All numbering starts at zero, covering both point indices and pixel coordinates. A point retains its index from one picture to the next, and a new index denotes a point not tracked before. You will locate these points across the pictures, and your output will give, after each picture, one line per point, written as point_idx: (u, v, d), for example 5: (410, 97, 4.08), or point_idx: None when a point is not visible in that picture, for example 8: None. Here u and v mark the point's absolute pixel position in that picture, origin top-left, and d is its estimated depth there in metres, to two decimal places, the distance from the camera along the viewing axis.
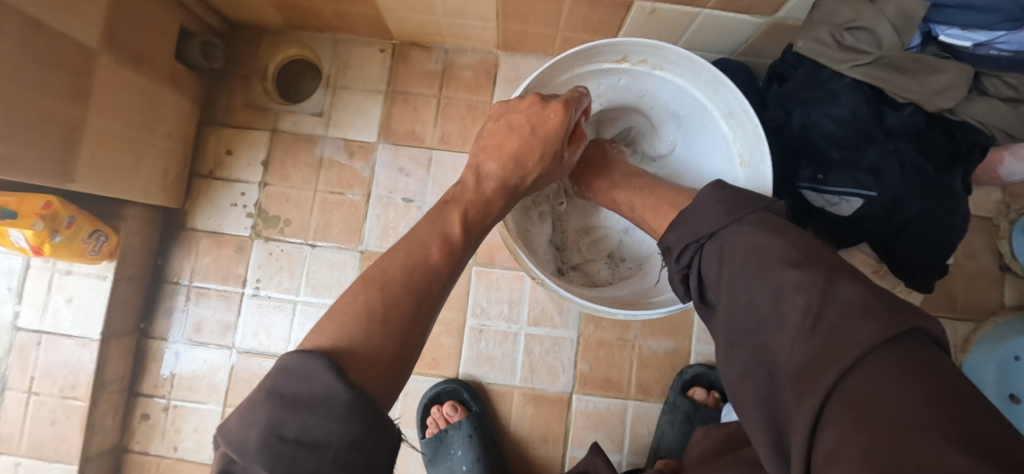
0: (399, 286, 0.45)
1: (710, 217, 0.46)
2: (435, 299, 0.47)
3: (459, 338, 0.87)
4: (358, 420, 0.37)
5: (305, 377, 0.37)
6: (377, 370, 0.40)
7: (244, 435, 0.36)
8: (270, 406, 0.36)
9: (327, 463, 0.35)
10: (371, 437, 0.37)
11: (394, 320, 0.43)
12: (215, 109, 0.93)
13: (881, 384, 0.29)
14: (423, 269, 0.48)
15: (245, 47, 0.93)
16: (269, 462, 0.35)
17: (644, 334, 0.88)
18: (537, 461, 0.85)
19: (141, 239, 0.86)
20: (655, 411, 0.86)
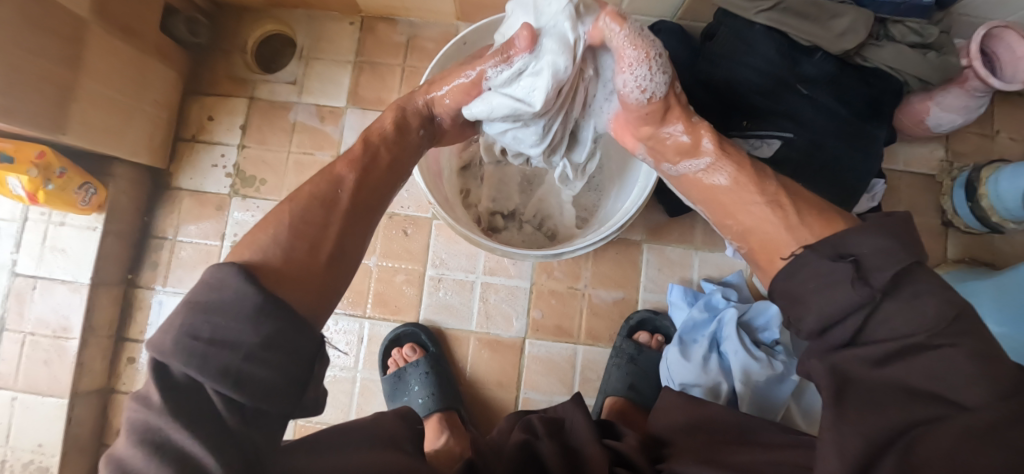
0: (302, 207, 0.47)
1: (865, 239, 0.37)
2: (349, 207, 0.50)
3: (420, 287, 0.93)
4: (273, 318, 0.37)
5: (215, 284, 0.37)
6: (286, 276, 0.41)
7: (160, 341, 0.36)
8: (185, 313, 0.37)
9: (242, 359, 0.35)
10: (285, 332, 0.37)
11: (304, 236, 0.45)
12: (199, 80, 1.01)
13: (976, 445, 0.30)
14: (332, 181, 0.51)
15: (227, 23, 1.02)
16: (184, 360, 0.35)
17: (595, 283, 0.93)
18: (491, 401, 0.90)
19: (129, 196, 0.93)
20: (604, 355, 0.91)
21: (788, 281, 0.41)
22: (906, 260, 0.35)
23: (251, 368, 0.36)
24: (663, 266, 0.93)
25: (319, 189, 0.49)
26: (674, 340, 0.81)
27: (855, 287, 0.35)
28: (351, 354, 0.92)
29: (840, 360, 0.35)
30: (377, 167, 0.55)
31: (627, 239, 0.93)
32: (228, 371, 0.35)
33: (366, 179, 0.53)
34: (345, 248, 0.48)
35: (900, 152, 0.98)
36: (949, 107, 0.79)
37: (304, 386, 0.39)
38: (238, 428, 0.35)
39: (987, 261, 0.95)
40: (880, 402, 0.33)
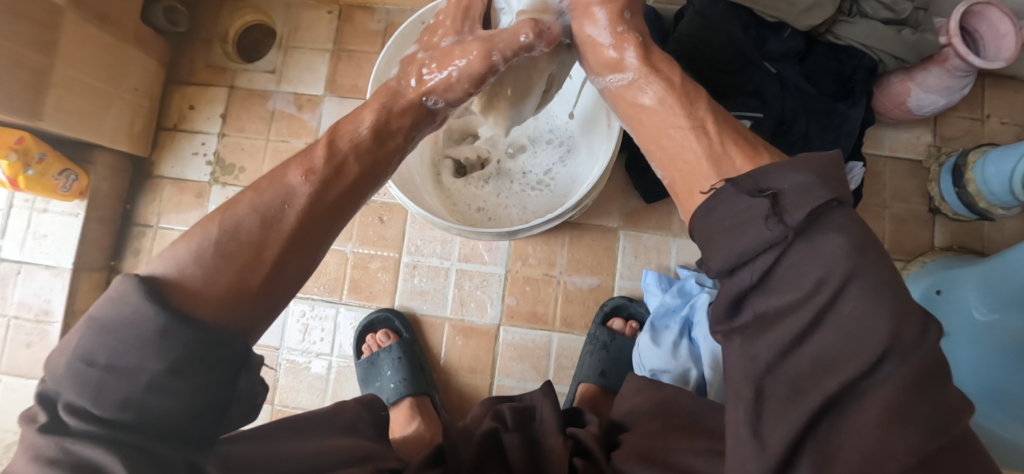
0: (236, 220, 0.39)
1: (790, 187, 0.34)
2: (297, 228, 0.41)
3: (395, 273, 0.93)
4: (177, 342, 0.33)
5: (113, 303, 0.33)
6: (205, 303, 0.35)
7: (54, 362, 0.33)
8: (81, 332, 0.33)
9: (144, 385, 0.32)
10: (192, 358, 0.34)
11: (230, 250, 0.38)
12: (181, 70, 1.03)
13: (869, 409, 0.30)
14: (280, 194, 0.42)
15: (207, 14, 1.04)
16: (80, 389, 0.32)
17: (570, 270, 0.92)
18: (465, 388, 0.90)
19: (111, 184, 0.95)
20: (579, 343, 0.90)
21: (704, 218, 0.38)
22: (825, 198, 0.33)
23: (156, 395, 0.33)
24: (639, 253, 0.92)
25: (266, 199, 0.41)
26: (646, 326, 0.80)
27: (768, 224, 0.33)
28: (326, 340, 0.92)
29: (752, 332, 0.34)
30: (341, 169, 0.46)
31: (602, 226, 0.92)
32: (127, 400, 0.32)
33: (323, 198, 0.43)
34: (286, 271, 0.40)
35: (885, 136, 0.96)
36: (929, 87, 0.77)
37: (228, 400, 0.37)
38: (149, 456, 0.33)
39: (976, 249, 0.92)
40: (798, 373, 0.32)
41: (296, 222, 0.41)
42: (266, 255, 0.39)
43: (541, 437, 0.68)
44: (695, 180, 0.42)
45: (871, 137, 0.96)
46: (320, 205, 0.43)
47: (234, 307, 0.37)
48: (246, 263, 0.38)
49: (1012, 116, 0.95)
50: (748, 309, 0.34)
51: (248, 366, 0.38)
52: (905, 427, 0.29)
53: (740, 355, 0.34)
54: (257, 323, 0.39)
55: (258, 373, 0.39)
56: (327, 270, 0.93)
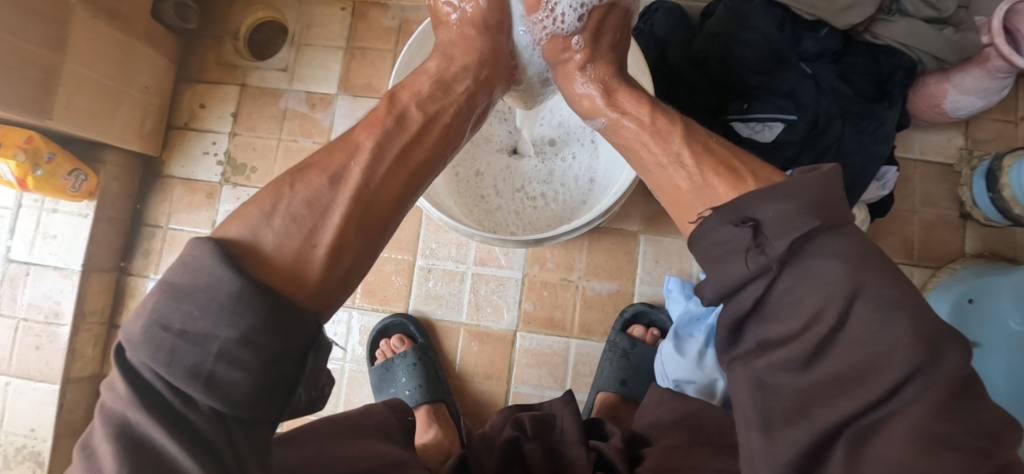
0: (305, 181, 0.39)
1: (785, 212, 0.32)
2: (363, 191, 0.40)
3: (409, 276, 0.91)
4: (250, 311, 0.31)
5: (189, 264, 0.32)
6: (275, 267, 0.34)
7: (131, 327, 0.32)
8: (156, 296, 0.32)
9: (215, 356, 0.31)
10: (265, 326, 0.31)
11: (300, 215, 0.37)
12: (191, 68, 1.01)
13: (888, 447, 0.28)
14: (347, 156, 0.41)
15: (218, 10, 1.02)
16: (153, 354, 0.31)
17: (588, 275, 0.90)
18: (480, 395, 0.88)
19: (121, 183, 0.93)
20: (597, 350, 0.88)
21: (697, 245, 0.37)
22: (809, 227, 0.31)
23: (224, 369, 0.31)
24: (660, 258, 0.89)
25: (336, 160, 0.41)
26: (669, 335, 0.76)
27: (747, 258, 0.32)
28: (340, 344, 0.91)
29: (760, 368, 0.32)
30: (405, 129, 0.45)
31: (622, 229, 0.90)
32: (199, 370, 0.30)
33: (384, 158, 0.43)
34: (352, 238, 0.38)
35: (915, 139, 0.92)
36: (971, 89, 0.74)
37: (292, 384, 0.34)
38: (211, 437, 0.31)
39: (1008, 256, 0.89)
40: (805, 405, 0.30)
41: (360, 181, 0.40)
42: (333, 217, 0.38)
43: (561, 449, 0.66)
44: (684, 203, 0.41)
45: (901, 140, 0.93)
46: (384, 163, 0.42)
47: (298, 280, 0.34)
48: (313, 227, 0.37)
49: None
50: (748, 336, 0.33)
51: (319, 348, 0.35)
52: (943, 451, 0.27)
53: (745, 380, 0.33)
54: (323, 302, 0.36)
55: (325, 358, 0.36)
56: None
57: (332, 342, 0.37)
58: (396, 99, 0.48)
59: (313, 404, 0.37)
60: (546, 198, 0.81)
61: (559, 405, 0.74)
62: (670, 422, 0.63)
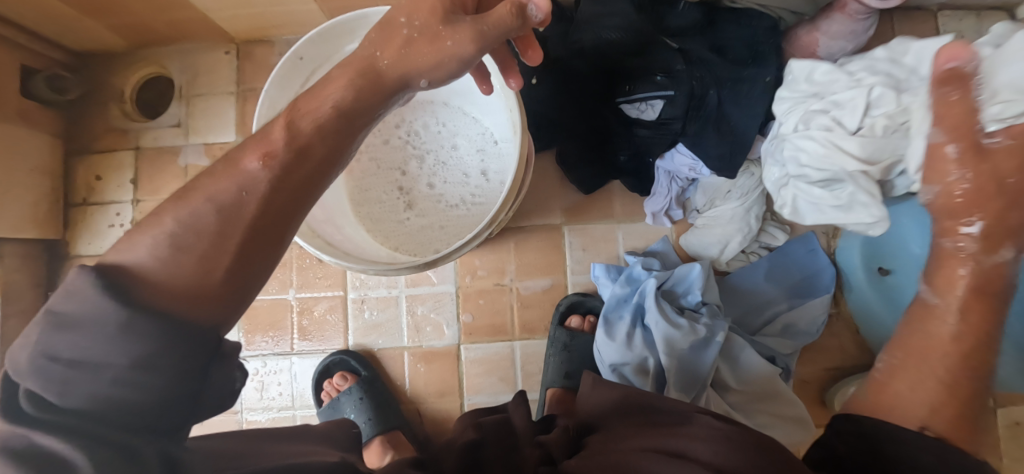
0: (190, 209, 0.33)
1: None
2: (269, 226, 0.34)
3: (343, 312, 0.90)
4: (149, 333, 0.28)
5: (71, 293, 0.28)
6: (169, 290, 0.30)
7: (13, 357, 0.28)
8: (37, 326, 0.28)
9: (110, 384, 0.28)
10: (163, 349, 0.29)
11: (185, 238, 0.32)
12: (81, 139, 0.97)
13: None
14: (239, 184, 0.34)
15: (99, 74, 0.98)
16: (39, 384, 0.28)
17: (521, 276, 0.90)
18: (436, 414, 0.88)
19: (24, 274, 0.89)
20: (542, 347, 0.89)
21: None
22: None
23: (123, 394, 0.28)
24: (587, 246, 0.90)
25: (220, 186, 0.33)
26: (600, 321, 0.78)
27: None
28: (286, 393, 0.89)
29: None
30: (310, 159, 0.37)
31: (546, 224, 0.91)
32: (93, 397, 0.28)
33: (288, 179, 0.35)
34: (253, 258, 0.34)
35: None
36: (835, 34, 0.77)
37: (198, 393, 0.31)
38: (120, 451, 0.28)
39: None
40: None
41: (257, 212, 0.34)
42: (230, 241, 0.33)
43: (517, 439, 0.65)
44: None
45: None
46: (286, 193, 0.35)
47: (203, 297, 0.31)
48: (210, 249, 0.32)
49: (926, 46, 0.95)
50: None
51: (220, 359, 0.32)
52: None
53: None
54: (225, 312, 0.32)
55: (232, 361, 0.33)
56: (273, 321, 0.90)
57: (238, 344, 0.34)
58: (295, 122, 0.38)
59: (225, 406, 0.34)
60: (459, 201, 0.81)
61: (517, 407, 0.74)
62: (614, 405, 0.63)
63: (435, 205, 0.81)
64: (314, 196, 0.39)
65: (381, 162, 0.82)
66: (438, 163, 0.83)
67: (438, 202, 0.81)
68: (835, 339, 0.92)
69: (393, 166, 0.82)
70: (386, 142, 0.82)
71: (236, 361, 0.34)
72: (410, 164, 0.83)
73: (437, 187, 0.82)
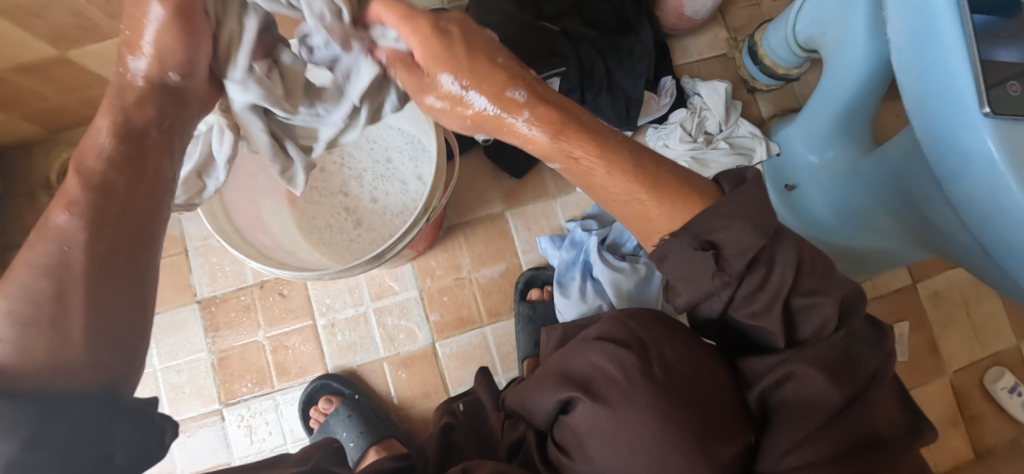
0: (23, 283, 0.30)
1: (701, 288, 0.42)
2: (93, 277, 0.31)
3: (316, 339, 0.92)
4: (22, 413, 0.27)
5: None
6: (30, 370, 0.29)
7: None
8: None
9: None
10: (33, 437, 0.27)
11: (28, 313, 0.30)
12: (12, 233, 0.95)
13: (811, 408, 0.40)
14: (54, 250, 0.31)
15: (19, 167, 0.97)
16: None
17: (476, 266, 0.96)
18: (426, 415, 0.91)
19: None
20: (511, 327, 0.94)
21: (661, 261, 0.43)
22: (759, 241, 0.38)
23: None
24: (531, 225, 0.97)
25: (38, 251, 0.31)
26: (555, 285, 0.84)
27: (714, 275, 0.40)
28: (275, 431, 0.90)
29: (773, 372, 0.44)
30: (139, 195, 0.33)
31: (489, 214, 0.97)
32: None
33: (109, 228, 0.32)
34: (103, 312, 0.31)
35: (690, 45, 1.07)
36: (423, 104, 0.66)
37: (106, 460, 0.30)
38: None
39: (796, 108, 1.07)
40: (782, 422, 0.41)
41: (86, 272, 0.31)
42: (74, 304, 0.30)
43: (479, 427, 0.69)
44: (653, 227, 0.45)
45: (681, 49, 1.07)
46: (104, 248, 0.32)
47: (56, 365, 0.29)
48: (49, 318, 0.30)
49: None
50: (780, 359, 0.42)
51: (110, 424, 0.30)
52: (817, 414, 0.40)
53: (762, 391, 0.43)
54: (97, 372, 0.30)
55: (130, 422, 0.31)
56: (248, 365, 0.91)
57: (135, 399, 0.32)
58: (95, 167, 0.33)
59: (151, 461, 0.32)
60: (401, 206, 0.85)
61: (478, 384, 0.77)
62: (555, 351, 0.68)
63: (381, 215, 0.86)
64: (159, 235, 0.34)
65: (320, 188, 0.86)
66: (375, 175, 0.87)
67: (383, 211, 0.86)
68: None
69: (334, 189, 0.87)
70: (321, 168, 0.86)
71: (144, 415, 0.32)
72: (348, 184, 0.87)
73: (379, 197, 0.86)
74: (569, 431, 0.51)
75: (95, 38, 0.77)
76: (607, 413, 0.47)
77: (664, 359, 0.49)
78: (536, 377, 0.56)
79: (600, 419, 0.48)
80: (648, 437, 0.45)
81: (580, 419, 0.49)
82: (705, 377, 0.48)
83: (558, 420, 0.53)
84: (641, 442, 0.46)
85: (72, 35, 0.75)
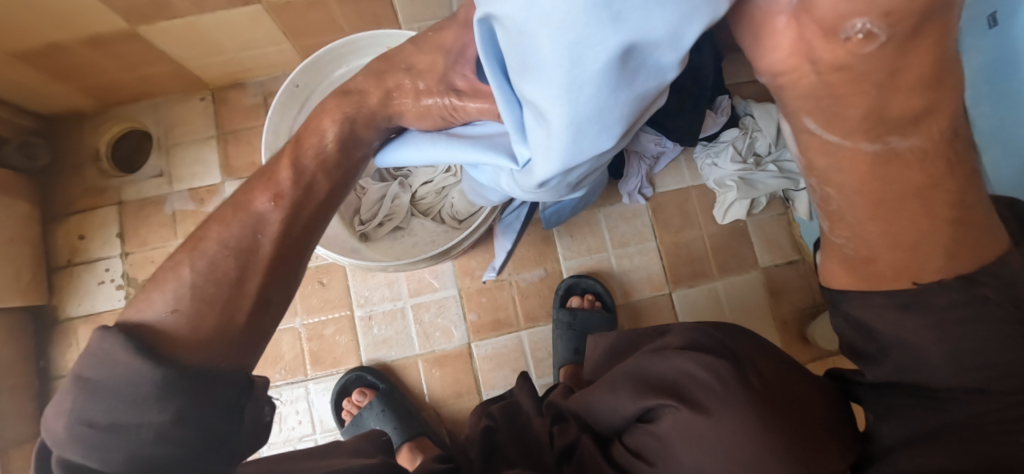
0: (208, 259, 0.37)
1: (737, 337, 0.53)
2: (272, 260, 0.39)
3: (352, 331, 0.92)
4: (176, 392, 0.31)
5: (104, 361, 0.31)
6: (198, 344, 0.34)
7: (56, 427, 0.31)
8: (75, 394, 0.31)
9: (149, 439, 0.31)
10: (191, 406, 0.31)
11: (208, 292, 0.36)
12: (57, 203, 0.95)
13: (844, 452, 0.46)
14: (246, 217, 0.40)
15: (69, 137, 0.96)
16: (83, 454, 0.30)
17: (516, 269, 0.95)
18: (457, 414, 0.90)
19: (14, 345, 0.86)
20: (547, 333, 0.94)
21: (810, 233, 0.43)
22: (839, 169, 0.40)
23: (163, 449, 0.31)
24: (573, 232, 0.97)
25: (233, 232, 0.39)
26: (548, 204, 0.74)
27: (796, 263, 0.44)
28: (304, 421, 0.89)
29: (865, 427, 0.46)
30: (313, 196, 0.44)
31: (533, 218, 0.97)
32: (133, 455, 0.30)
33: (296, 216, 0.42)
34: (270, 294, 0.38)
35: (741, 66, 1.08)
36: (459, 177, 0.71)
37: (234, 434, 0.34)
38: None
39: None
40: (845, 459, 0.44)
41: (272, 252, 0.39)
42: (247, 289, 0.37)
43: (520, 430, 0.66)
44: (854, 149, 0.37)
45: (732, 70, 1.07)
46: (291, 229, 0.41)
47: (216, 342, 0.34)
48: (228, 298, 0.36)
49: None
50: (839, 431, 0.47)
51: (250, 395, 0.36)
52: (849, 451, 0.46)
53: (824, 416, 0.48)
54: (240, 354, 0.36)
55: (261, 395, 0.37)
56: (282, 352, 0.91)
57: (264, 383, 0.38)
58: (300, 161, 0.45)
59: (259, 438, 0.37)
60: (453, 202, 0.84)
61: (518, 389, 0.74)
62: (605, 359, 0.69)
63: (430, 208, 0.86)
64: (313, 233, 0.44)
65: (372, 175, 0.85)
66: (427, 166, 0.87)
67: (434, 203, 0.85)
68: (802, 280, 1.00)
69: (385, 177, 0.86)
70: None
71: (264, 395, 0.38)
72: (399, 174, 0.87)
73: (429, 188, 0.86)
74: (649, 437, 0.48)
75: (165, 16, 0.76)
76: (709, 424, 0.45)
77: (760, 371, 0.48)
78: (605, 382, 0.53)
79: (698, 428, 0.45)
80: (751, 451, 0.43)
81: (669, 426, 0.47)
82: (795, 394, 0.47)
83: (631, 426, 0.51)
84: (740, 452, 0.43)
85: (145, 12, 0.74)
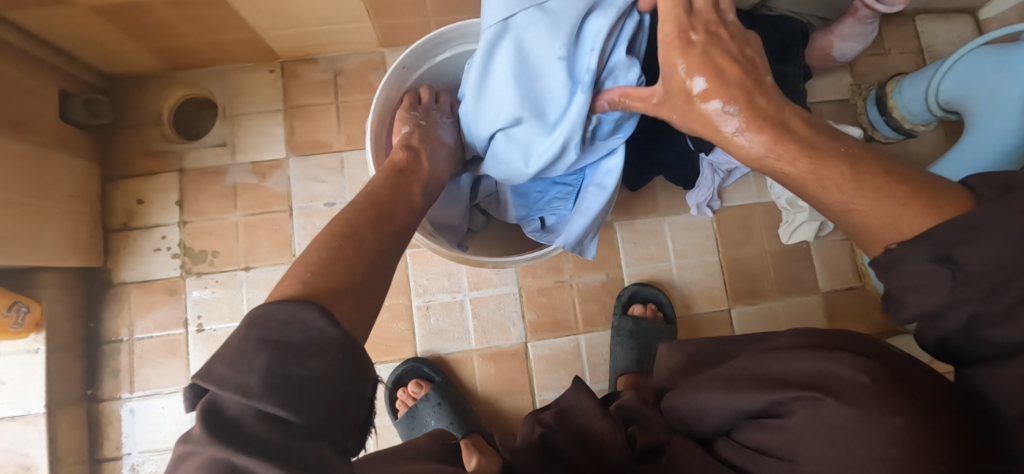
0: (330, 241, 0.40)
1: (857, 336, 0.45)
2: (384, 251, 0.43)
3: (408, 320, 0.90)
4: (355, 355, 0.31)
5: (293, 323, 0.30)
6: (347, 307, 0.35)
7: (239, 381, 0.27)
8: (265, 351, 0.28)
9: (329, 396, 0.29)
10: (358, 377, 0.31)
11: (339, 265, 0.37)
12: (117, 163, 0.93)
13: None
14: (371, 222, 0.45)
15: (131, 97, 0.94)
16: (273, 405, 0.27)
17: (578, 272, 0.94)
18: (508, 412, 0.89)
19: (66, 305, 0.84)
20: (604, 338, 0.93)
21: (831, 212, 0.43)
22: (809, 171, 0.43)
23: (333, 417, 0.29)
24: (637, 239, 0.96)
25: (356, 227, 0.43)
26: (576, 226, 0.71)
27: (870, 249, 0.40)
28: None
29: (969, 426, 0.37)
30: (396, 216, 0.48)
31: None
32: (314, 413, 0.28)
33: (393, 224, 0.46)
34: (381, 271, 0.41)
35: (814, 86, 1.06)
36: (442, 206, 0.75)
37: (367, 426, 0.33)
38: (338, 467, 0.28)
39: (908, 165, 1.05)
40: None
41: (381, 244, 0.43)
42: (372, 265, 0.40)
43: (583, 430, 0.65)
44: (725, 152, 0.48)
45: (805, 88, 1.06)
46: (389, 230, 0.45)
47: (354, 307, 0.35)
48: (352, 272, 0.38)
49: (904, 46, 1.11)
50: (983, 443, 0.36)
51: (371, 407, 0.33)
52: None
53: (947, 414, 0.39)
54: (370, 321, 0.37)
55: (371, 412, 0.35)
56: None
57: None
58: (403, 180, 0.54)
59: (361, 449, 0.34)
60: None
61: (571, 394, 0.72)
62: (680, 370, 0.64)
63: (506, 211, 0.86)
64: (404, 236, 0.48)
65: None
66: None
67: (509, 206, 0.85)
68: (860, 307, 0.98)
69: None
70: None
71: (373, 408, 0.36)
72: None
73: None
74: (774, 431, 0.40)
75: None
76: (862, 421, 0.35)
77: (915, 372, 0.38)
78: (719, 379, 0.46)
79: (846, 424, 0.35)
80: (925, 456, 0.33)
81: (804, 419, 0.37)
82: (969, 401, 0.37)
83: (745, 423, 0.43)
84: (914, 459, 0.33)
85: None
